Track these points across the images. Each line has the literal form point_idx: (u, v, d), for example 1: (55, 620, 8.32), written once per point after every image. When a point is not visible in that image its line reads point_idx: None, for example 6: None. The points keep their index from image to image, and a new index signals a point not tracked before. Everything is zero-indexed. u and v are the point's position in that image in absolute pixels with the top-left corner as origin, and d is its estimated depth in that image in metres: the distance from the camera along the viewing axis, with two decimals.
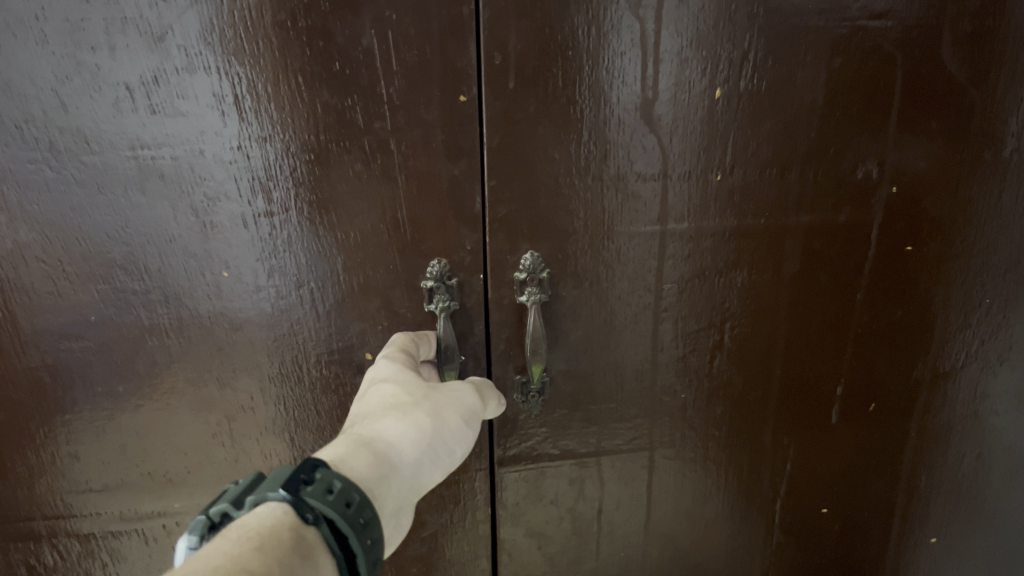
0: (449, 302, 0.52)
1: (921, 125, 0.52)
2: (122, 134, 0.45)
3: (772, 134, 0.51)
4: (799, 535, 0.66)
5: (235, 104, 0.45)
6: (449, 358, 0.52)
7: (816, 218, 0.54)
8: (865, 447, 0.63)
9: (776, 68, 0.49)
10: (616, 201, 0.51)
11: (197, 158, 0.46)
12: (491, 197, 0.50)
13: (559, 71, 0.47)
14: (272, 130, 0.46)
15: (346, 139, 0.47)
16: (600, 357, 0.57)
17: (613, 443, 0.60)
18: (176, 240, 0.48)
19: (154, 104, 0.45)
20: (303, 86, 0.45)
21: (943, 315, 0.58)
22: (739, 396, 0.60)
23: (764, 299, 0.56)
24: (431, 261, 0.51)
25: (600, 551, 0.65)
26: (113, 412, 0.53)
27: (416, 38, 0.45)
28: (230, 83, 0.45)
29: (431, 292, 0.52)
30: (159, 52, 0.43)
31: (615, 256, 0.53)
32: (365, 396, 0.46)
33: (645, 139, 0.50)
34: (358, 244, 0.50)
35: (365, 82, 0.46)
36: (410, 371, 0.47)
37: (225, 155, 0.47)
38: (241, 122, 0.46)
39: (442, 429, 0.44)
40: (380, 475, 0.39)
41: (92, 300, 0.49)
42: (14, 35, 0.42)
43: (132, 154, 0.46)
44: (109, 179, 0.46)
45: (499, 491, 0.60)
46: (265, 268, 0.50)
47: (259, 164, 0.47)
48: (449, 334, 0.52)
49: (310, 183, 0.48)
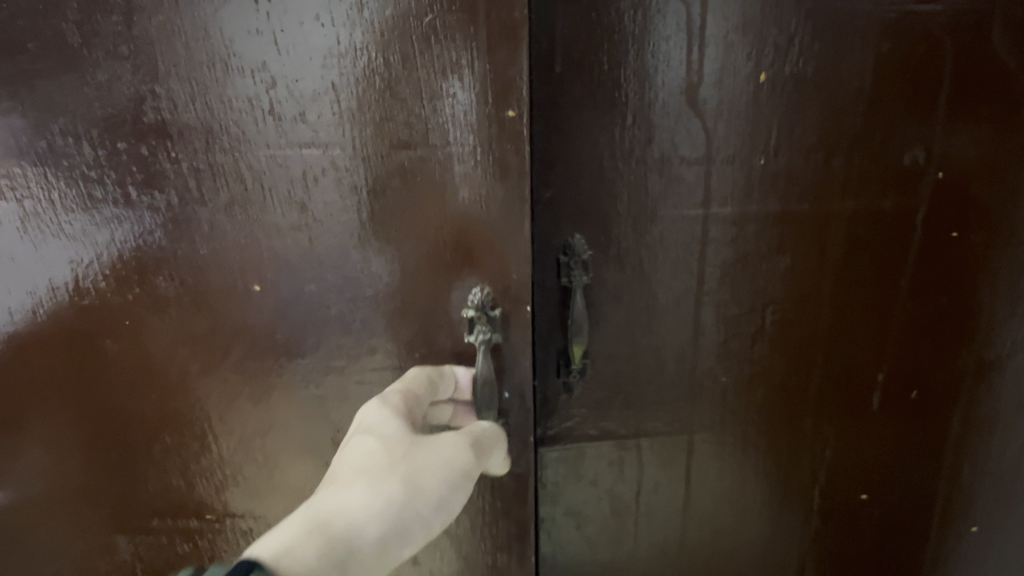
0: (490, 333, 0.47)
1: (970, 112, 0.51)
2: (155, 135, 0.43)
3: (817, 119, 0.51)
4: (839, 523, 0.66)
5: (270, 108, 0.43)
6: (487, 393, 0.47)
7: (860, 205, 0.54)
8: (908, 435, 0.62)
9: (823, 53, 0.49)
10: (660, 185, 0.52)
11: (231, 162, 0.44)
12: (535, 180, 0.51)
13: (605, 55, 0.48)
14: (308, 137, 0.43)
15: (385, 152, 0.44)
16: (641, 340, 0.57)
17: (653, 426, 0.61)
18: (208, 249, 0.46)
19: (192, 100, 0.43)
20: (343, 91, 0.42)
21: (990, 302, 0.57)
22: (779, 381, 0.60)
23: (807, 284, 0.56)
24: (472, 289, 0.47)
25: (639, 533, 0.66)
26: (153, 419, 0.51)
27: (463, 42, 0.41)
28: (266, 86, 0.42)
29: (472, 322, 0.47)
30: (194, 50, 0.42)
31: (659, 240, 0.54)
32: (342, 455, 0.41)
33: (689, 123, 0.50)
34: (398, 266, 0.46)
35: (407, 91, 0.42)
36: (398, 425, 0.42)
37: (259, 162, 0.44)
38: (277, 127, 0.43)
39: (414, 496, 0.38)
40: (332, 565, 0.32)
41: (127, 305, 0.47)
42: (54, 28, 0.41)
43: (165, 157, 0.44)
44: (143, 182, 0.44)
45: (539, 470, 0.61)
46: (299, 285, 0.47)
47: (295, 172, 0.44)
48: (487, 368, 0.47)
49: (353, 202, 0.45)
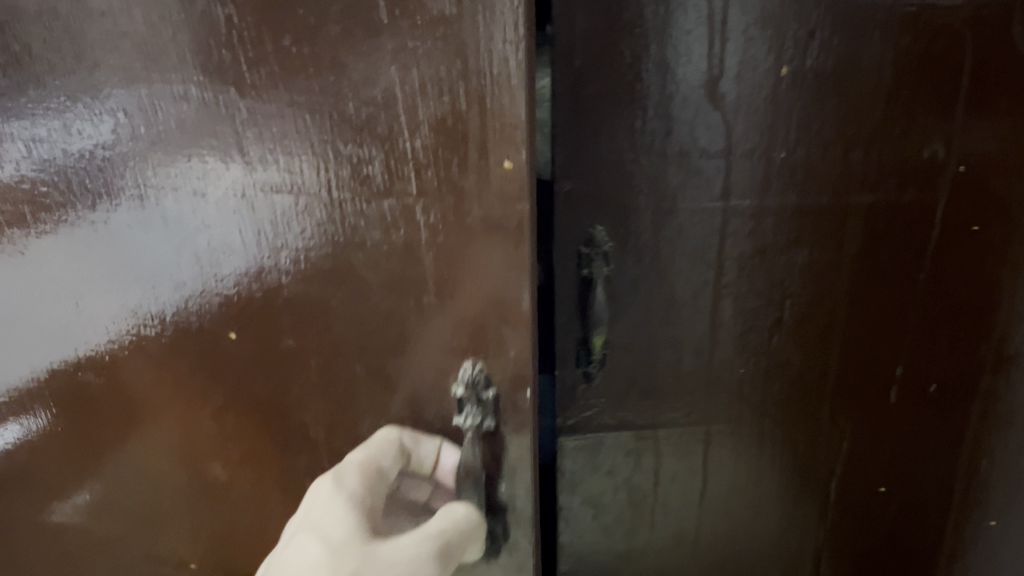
0: (481, 418, 0.44)
1: (990, 106, 0.51)
2: (205, 196, 0.43)
3: (836, 113, 0.51)
4: (855, 515, 0.67)
5: (307, 174, 0.41)
6: (469, 480, 0.44)
7: (878, 198, 0.54)
8: (925, 428, 0.63)
9: (843, 47, 0.49)
10: (680, 178, 0.52)
11: (277, 225, 0.42)
12: (556, 172, 0.51)
13: (626, 49, 0.48)
14: (346, 205, 0.41)
15: (413, 218, 0.41)
16: (660, 332, 0.58)
17: (671, 417, 0.61)
18: (263, 308, 0.45)
19: (286, 147, 0.40)
20: (370, 158, 0.40)
21: (1010, 297, 0.57)
22: (796, 374, 0.60)
23: (825, 277, 0.56)
24: (465, 364, 0.44)
25: (656, 524, 0.67)
26: (240, 438, 0.49)
27: (463, 90, 0.37)
28: (299, 152, 0.40)
29: (462, 401, 0.44)
30: (228, 116, 0.40)
31: (678, 233, 0.54)
32: (290, 556, 0.39)
33: (709, 116, 0.51)
34: (425, 336, 0.44)
35: (416, 148, 0.39)
36: (352, 519, 0.39)
37: (301, 226, 0.42)
38: (315, 195, 0.41)
39: None
40: None
41: (190, 354, 0.47)
42: (104, 93, 0.41)
43: (216, 218, 0.43)
44: (199, 241, 0.44)
45: (558, 459, 0.63)
46: (345, 349, 0.45)
47: (333, 237, 0.42)
48: (470, 455, 0.44)
49: (386, 266, 0.42)
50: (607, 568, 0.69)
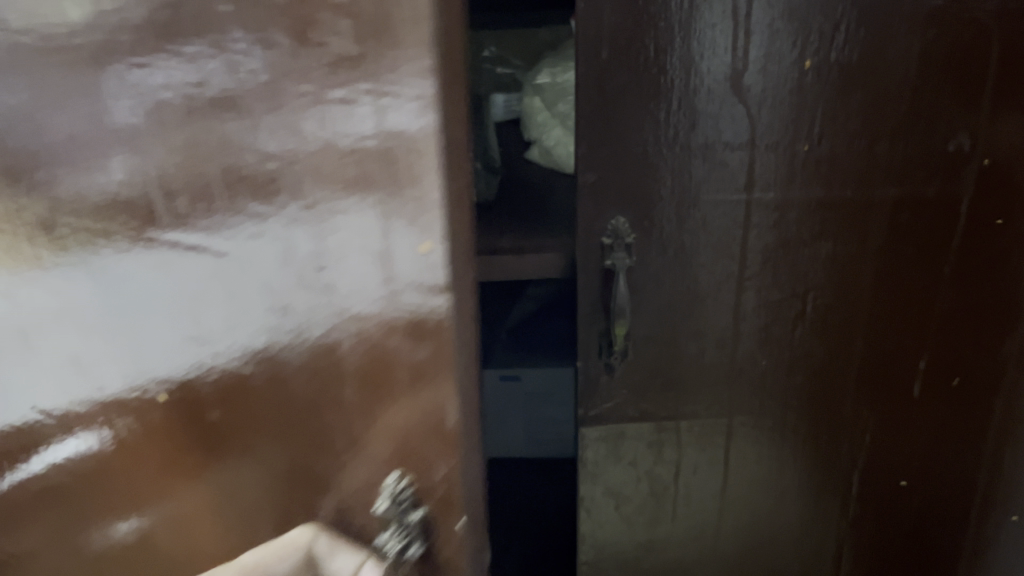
0: (404, 539, 0.44)
1: (1016, 99, 0.51)
2: (234, 241, 0.38)
3: (861, 106, 0.51)
4: (877, 509, 0.67)
5: (325, 250, 0.38)
6: None
7: (903, 191, 0.54)
8: (948, 421, 0.62)
9: (867, 41, 0.50)
10: (703, 170, 0.53)
11: (290, 295, 0.39)
12: (580, 163, 0.52)
13: (651, 41, 0.49)
14: (348, 290, 0.39)
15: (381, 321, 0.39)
16: (683, 324, 0.58)
17: (693, 409, 0.62)
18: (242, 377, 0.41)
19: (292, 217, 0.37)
20: (374, 253, 0.38)
21: None
22: (818, 367, 0.60)
23: (849, 270, 0.57)
24: (393, 477, 0.43)
25: (676, 515, 0.67)
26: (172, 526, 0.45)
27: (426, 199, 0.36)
28: (324, 223, 0.37)
29: (388, 518, 0.44)
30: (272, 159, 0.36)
31: (701, 225, 0.54)
32: None
33: (733, 109, 0.51)
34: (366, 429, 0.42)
35: (379, 246, 0.38)
36: None
37: (308, 299, 0.39)
38: (329, 269, 0.38)
39: None
40: None
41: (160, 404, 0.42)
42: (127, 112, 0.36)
43: (236, 268, 0.39)
44: (209, 290, 0.40)
45: (580, 449, 0.63)
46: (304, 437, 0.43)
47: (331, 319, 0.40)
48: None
49: (358, 357, 0.41)
50: (628, 558, 0.70)
